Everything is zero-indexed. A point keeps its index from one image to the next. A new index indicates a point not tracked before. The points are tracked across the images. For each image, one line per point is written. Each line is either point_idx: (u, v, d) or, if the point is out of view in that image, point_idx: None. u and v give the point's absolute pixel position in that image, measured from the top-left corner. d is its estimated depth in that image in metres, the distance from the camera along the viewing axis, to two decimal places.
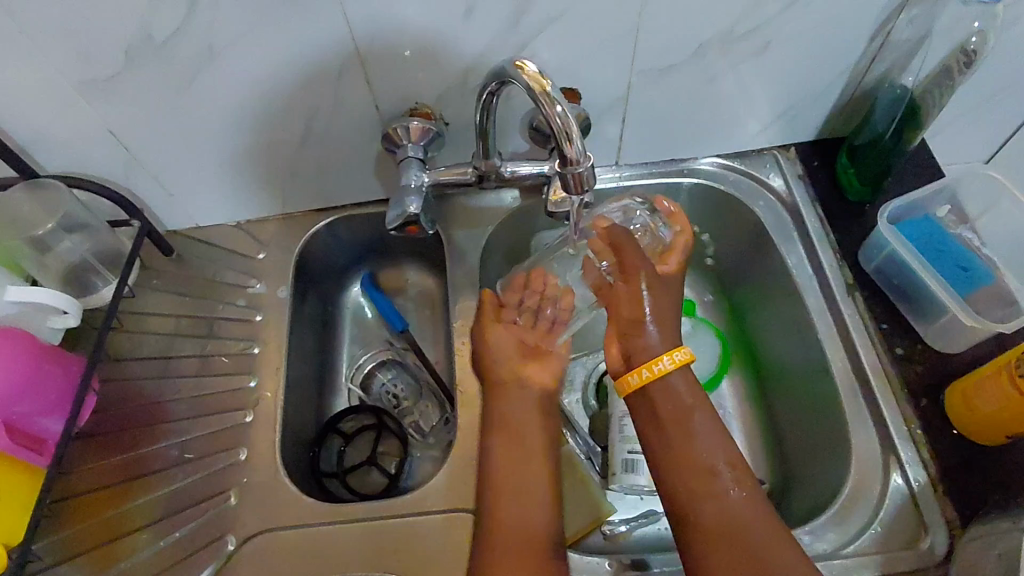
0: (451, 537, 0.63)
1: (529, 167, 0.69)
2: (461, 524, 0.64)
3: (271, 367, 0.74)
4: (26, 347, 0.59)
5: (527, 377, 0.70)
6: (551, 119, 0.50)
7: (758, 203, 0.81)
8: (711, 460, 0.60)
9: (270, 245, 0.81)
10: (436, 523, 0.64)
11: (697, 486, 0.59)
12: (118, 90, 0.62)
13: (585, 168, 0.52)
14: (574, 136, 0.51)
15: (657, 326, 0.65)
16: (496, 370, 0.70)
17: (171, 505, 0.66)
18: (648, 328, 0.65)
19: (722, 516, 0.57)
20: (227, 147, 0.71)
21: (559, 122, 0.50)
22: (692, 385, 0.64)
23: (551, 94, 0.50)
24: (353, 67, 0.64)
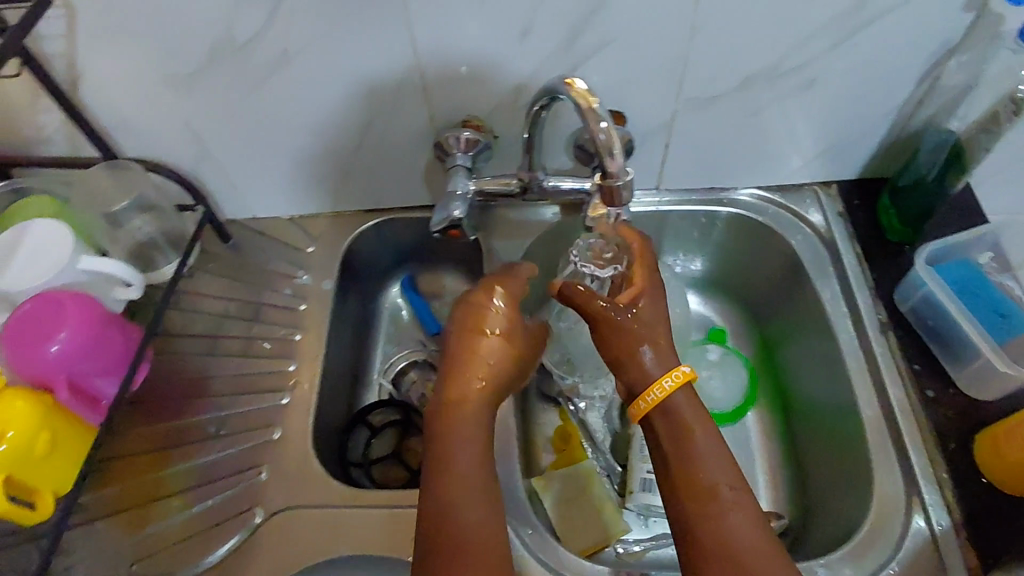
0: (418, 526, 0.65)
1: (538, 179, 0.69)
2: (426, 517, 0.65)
3: (310, 354, 0.78)
4: (95, 313, 0.63)
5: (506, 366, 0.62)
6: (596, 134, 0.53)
7: (796, 236, 0.82)
8: (707, 467, 0.54)
9: (318, 240, 0.86)
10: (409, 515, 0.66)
11: (692, 499, 0.54)
12: (196, 83, 0.68)
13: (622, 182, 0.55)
14: (615, 153, 0.53)
15: (651, 350, 0.60)
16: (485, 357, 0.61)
17: (203, 476, 0.69)
18: (646, 353, 0.60)
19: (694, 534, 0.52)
20: (288, 145, 0.76)
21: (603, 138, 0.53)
22: (696, 403, 0.58)
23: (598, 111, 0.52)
24: (412, 77, 0.68)
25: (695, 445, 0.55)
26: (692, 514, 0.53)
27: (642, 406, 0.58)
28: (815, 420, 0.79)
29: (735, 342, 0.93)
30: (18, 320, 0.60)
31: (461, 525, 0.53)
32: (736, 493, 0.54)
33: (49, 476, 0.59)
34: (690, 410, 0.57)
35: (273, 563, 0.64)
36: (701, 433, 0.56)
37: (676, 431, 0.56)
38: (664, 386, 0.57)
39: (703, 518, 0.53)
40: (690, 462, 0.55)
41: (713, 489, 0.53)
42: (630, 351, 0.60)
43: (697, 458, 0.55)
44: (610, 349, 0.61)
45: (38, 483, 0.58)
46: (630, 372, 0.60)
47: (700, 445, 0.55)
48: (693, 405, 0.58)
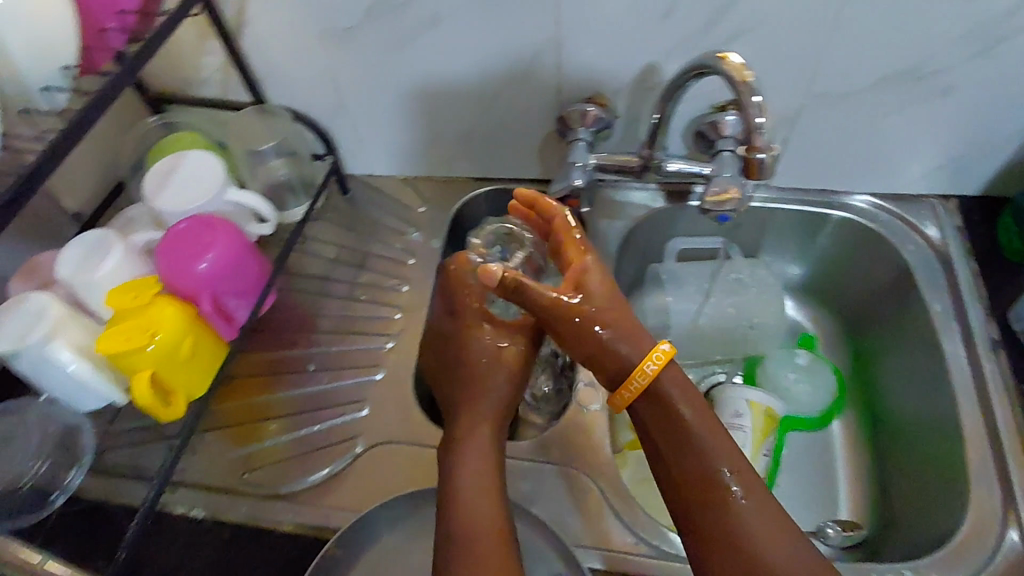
0: None
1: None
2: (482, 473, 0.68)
3: (416, 305, 0.82)
4: (237, 240, 0.68)
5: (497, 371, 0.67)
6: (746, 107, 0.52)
7: (907, 246, 0.82)
8: (711, 460, 0.54)
9: (430, 201, 0.90)
10: None
11: (700, 496, 0.54)
12: (348, 39, 0.73)
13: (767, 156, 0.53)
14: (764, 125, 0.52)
15: (606, 327, 0.59)
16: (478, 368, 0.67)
17: (308, 403, 0.74)
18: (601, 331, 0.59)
19: (708, 526, 0.53)
20: (418, 106, 0.81)
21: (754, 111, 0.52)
22: (686, 388, 0.57)
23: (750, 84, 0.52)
24: (547, 51, 0.71)
25: (697, 436, 0.55)
26: (704, 510, 0.54)
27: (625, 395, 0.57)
28: (903, 437, 0.80)
29: (827, 351, 0.93)
30: (174, 236, 0.66)
31: (468, 519, 0.55)
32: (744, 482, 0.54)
33: (186, 379, 0.64)
34: (683, 400, 0.56)
35: (362, 492, 0.68)
36: (700, 424, 0.56)
37: (675, 422, 0.56)
38: (644, 368, 0.56)
39: (714, 513, 0.53)
40: (691, 456, 0.55)
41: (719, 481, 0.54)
42: (601, 345, 0.59)
43: (700, 450, 0.55)
44: (579, 346, 0.60)
45: (175, 383, 0.64)
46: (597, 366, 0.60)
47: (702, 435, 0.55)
48: (686, 391, 0.57)
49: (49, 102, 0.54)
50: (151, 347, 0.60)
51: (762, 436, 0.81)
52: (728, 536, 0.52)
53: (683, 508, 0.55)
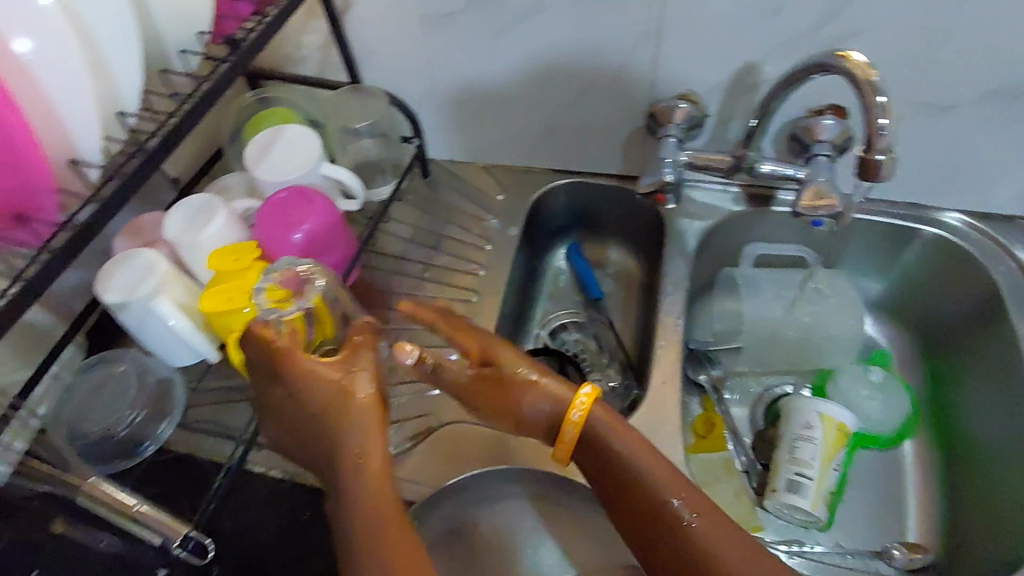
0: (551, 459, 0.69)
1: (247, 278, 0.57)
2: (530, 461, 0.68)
3: (493, 289, 0.83)
4: (332, 213, 0.71)
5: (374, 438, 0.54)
6: (870, 107, 0.52)
7: (999, 266, 0.79)
8: (650, 479, 0.57)
9: (508, 190, 0.91)
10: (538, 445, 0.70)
11: (657, 526, 0.56)
12: (452, 23, 0.74)
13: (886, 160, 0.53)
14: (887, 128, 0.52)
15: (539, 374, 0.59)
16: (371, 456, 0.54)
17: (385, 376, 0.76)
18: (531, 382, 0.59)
19: (669, 548, 0.56)
20: (509, 95, 0.82)
21: (878, 112, 0.52)
22: (610, 413, 0.59)
23: (875, 83, 0.51)
24: (646, 44, 0.71)
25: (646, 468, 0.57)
26: (660, 532, 0.56)
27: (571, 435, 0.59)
28: (978, 460, 0.79)
29: (900, 369, 0.91)
30: (273, 205, 0.69)
31: None
32: (681, 487, 0.56)
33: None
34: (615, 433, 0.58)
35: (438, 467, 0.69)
36: (631, 449, 0.57)
37: (606, 452, 0.58)
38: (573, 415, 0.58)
39: (672, 538, 0.56)
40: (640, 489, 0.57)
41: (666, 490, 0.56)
42: (517, 396, 0.59)
43: (640, 471, 0.57)
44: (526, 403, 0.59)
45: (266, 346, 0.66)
46: (510, 419, 0.61)
47: (637, 457, 0.57)
48: (613, 419, 0.59)
49: (184, 64, 0.60)
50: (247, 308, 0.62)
51: (834, 452, 0.78)
52: (692, 556, 0.55)
53: (642, 537, 0.57)
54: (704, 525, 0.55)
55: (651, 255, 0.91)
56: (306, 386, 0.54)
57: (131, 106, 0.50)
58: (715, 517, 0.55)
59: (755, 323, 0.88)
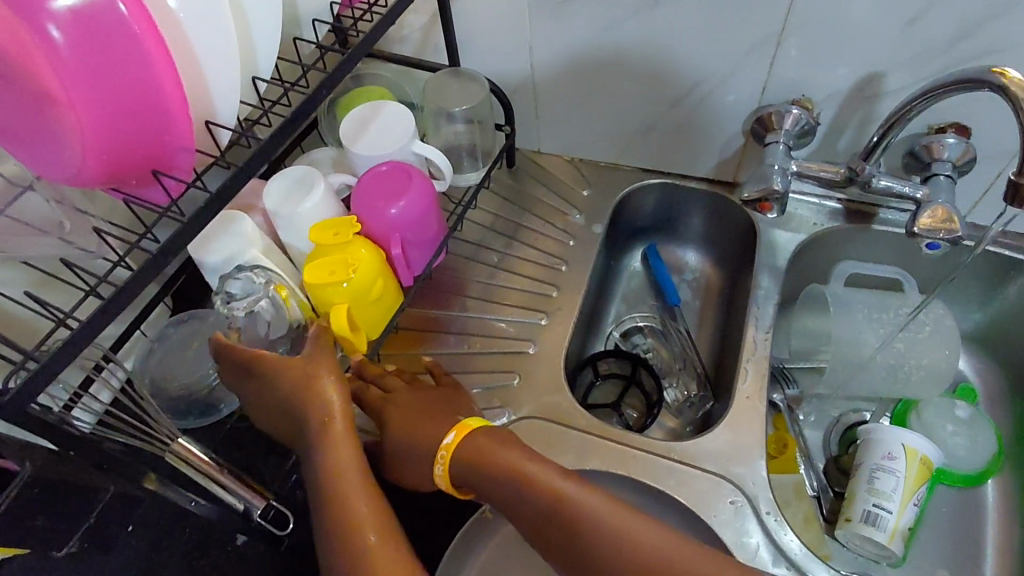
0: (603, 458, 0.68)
1: (243, 287, 0.62)
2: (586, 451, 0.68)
3: (572, 285, 0.81)
4: (429, 195, 0.69)
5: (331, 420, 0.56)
6: None
7: None
8: (550, 485, 0.55)
9: (594, 186, 0.89)
10: (592, 443, 0.69)
11: (566, 542, 0.54)
12: (563, 13, 0.72)
13: None
14: None
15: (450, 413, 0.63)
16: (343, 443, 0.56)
17: (462, 363, 0.75)
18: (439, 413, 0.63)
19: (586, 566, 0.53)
20: (606, 89, 0.80)
21: None
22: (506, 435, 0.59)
23: None
24: (767, 46, 0.68)
25: (524, 480, 0.56)
26: (566, 548, 0.54)
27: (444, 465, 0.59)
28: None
29: (988, 407, 0.87)
30: (374, 179, 0.68)
31: None
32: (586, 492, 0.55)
33: (369, 317, 0.67)
34: (504, 444, 0.58)
35: None
36: (515, 460, 0.57)
37: (494, 469, 0.57)
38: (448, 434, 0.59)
39: (573, 545, 0.53)
40: (529, 500, 0.55)
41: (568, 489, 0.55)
42: (401, 441, 0.62)
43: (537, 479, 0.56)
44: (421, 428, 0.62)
45: (362, 320, 0.66)
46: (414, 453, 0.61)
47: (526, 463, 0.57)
48: (505, 439, 0.58)
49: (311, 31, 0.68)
50: (346, 284, 0.63)
51: (915, 486, 0.74)
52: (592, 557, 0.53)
53: (544, 546, 0.55)
54: (622, 524, 0.53)
55: (735, 264, 0.88)
56: (276, 390, 0.57)
57: (263, 72, 0.52)
58: (602, 508, 0.54)
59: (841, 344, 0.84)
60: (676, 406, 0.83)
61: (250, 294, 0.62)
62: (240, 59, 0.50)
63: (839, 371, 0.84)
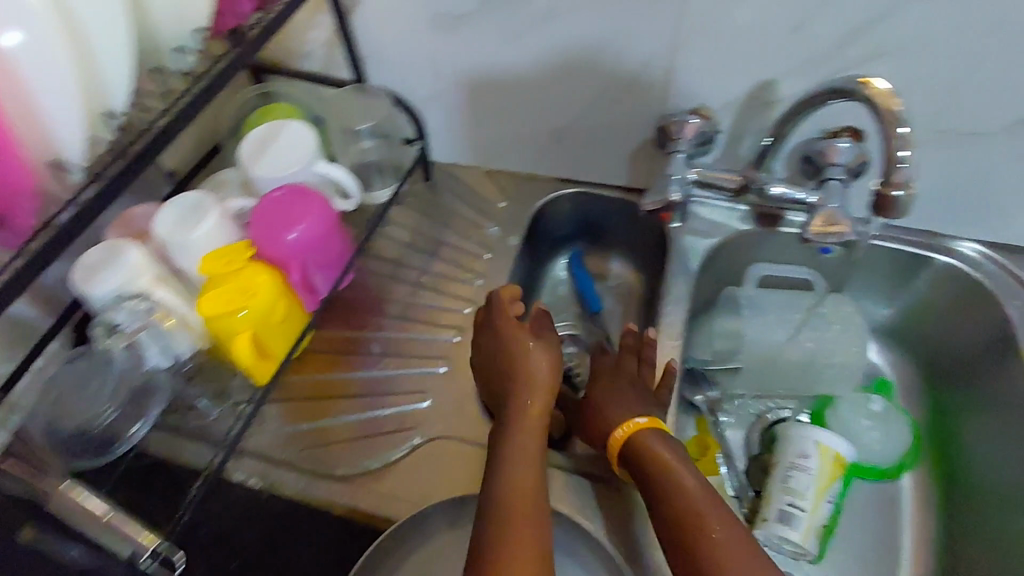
0: None
1: (129, 316, 0.63)
2: None
3: (488, 302, 0.81)
4: (328, 214, 0.68)
5: (531, 373, 0.64)
6: (891, 140, 0.49)
7: (1013, 300, 0.77)
8: (694, 491, 0.59)
9: (511, 197, 0.88)
10: None
11: (687, 536, 0.57)
12: (463, 26, 0.72)
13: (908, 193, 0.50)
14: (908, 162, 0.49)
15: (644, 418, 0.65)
16: (535, 385, 0.64)
17: (375, 385, 0.74)
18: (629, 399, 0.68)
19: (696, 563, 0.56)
20: (512, 99, 0.79)
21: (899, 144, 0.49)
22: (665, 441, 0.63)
23: (898, 114, 0.48)
24: (662, 55, 0.69)
25: (669, 476, 0.60)
26: (684, 536, 0.57)
27: (615, 447, 0.65)
28: (980, 494, 0.78)
29: (903, 400, 0.88)
30: (268, 205, 0.66)
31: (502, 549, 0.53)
32: (723, 518, 0.58)
33: (279, 343, 0.66)
34: (660, 446, 0.62)
35: (425, 478, 0.67)
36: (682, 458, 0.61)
37: (654, 458, 0.62)
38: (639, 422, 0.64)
39: (694, 540, 0.57)
40: (670, 495, 0.59)
41: (699, 500, 0.59)
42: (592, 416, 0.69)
43: (688, 485, 0.59)
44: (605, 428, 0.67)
45: (272, 347, 0.65)
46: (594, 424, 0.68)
47: (685, 463, 0.61)
48: (671, 446, 0.62)
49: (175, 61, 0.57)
50: (242, 313, 0.61)
51: (827, 483, 0.76)
52: (707, 556, 0.56)
53: (672, 540, 0.58)
54: (729, 535, 0.57)
55: (654, 270, 0.89)
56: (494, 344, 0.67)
57: (117, 107, 0.51)
58: (732, 537, 0.57)
59: (759, 345, 0.85)
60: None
61: (138, 326, 0.63)
62: (86, 97, 0.49)
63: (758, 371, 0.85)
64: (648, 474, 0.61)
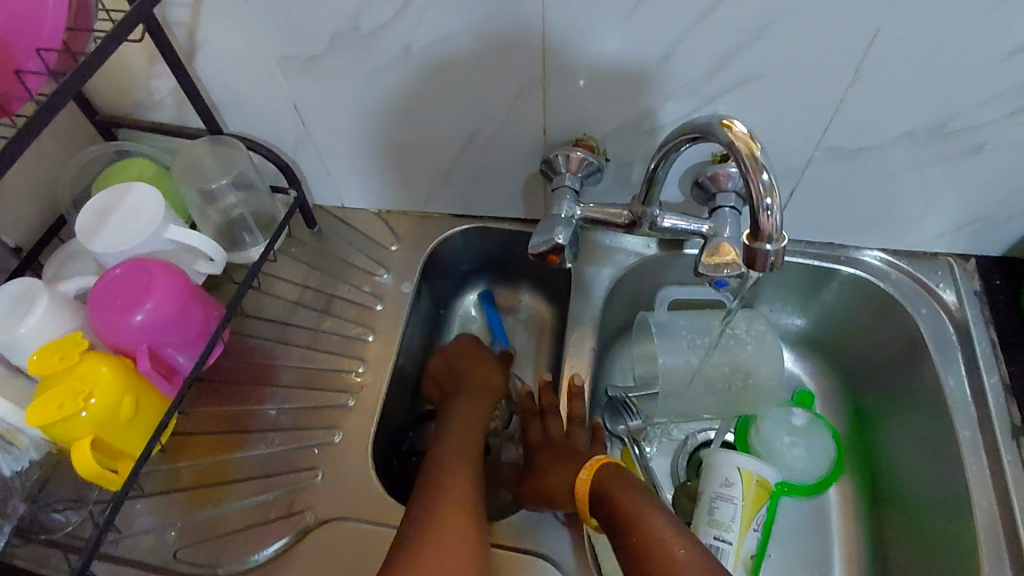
0: None
1: None
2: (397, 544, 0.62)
3: (381, 358, 0.75)
4: (181, 286, 0.62)
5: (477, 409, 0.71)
6: (754, 185, 0.46)
7: (920, 309, 0.74)
8: (651, 515, 0.56)
9: (403, 240, 0.83)
10: None
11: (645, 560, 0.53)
12: (314, 68, 0.65)
13: (777, 245, 0.48)
14: (773, 208, 0.47)
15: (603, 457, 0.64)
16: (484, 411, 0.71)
17: (259, 465, 0.67)
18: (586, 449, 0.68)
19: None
20: (386, 140, 0.73)
21: (761, 190, 0.46)
22: (616, 472, 0.62)
23: (759, 160, 0.46)
24: (533, 89, 0.64)
25: (622, 501, 0.58)
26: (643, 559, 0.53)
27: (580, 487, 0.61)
28: (901, 504, 0.75)
29: (824, 409, 0.85)
30: (107, 285, 0.60)
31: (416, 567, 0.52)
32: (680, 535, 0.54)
33: (132, 439, 0.59)
34: (613, 482, 0.60)
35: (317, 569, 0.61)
36: (638, 492, 0.58)
37: (608, 494, 0.59)
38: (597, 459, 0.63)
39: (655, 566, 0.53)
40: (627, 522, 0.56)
41: (658, 516, 0.56)
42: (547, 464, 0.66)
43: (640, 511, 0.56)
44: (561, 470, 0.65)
45: (123, 446, 0.58)
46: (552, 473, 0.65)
47: (639, 492, 0.58)
48: (624, 481, 0.60)
49: None
50: (85, 413, 0.54)
51: (753, 512, 0.73)
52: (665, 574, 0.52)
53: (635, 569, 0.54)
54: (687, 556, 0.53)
55: (562, 302, 0.85)
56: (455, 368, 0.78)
57: None
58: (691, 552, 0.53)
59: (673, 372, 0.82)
60: (505, 472, 0.77)
61: None
62: None
63: (675, 398, 0.82)
64: (604, 507, 0.59)
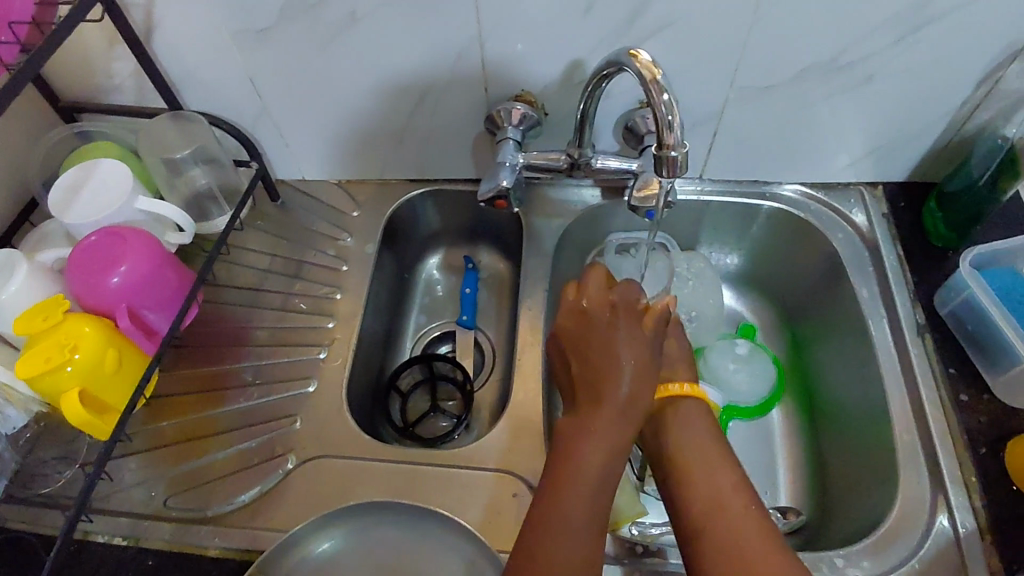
0: (393, 483, 0.67)
1: None
2: (379, 475, 0.67)
3: (349, 313, 0.80)
4: (154, 249, 0.66)
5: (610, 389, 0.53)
6: (658, 106, 0.53)
7: (837, 234, 0.82)
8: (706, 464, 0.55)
9: (364, 206, 0.87)
10: (385, 472, 0.67)
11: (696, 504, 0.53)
12: (265, 41, 0.70)
13: (680, 153, 0.56)
14: (675, 126, 0.55)
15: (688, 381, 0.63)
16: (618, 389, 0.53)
17: (241, 417, 0.72)
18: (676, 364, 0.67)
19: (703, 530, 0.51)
20: (339, 108, 0.78)
21: (664, 111, 0.54)
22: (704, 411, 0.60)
23: (660, 83, 0.53)
24: (471, 49, 0.70)
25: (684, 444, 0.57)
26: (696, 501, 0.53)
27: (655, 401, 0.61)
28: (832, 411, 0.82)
29: (765, 337, 0.93)
30: (84, 252, 0.64)
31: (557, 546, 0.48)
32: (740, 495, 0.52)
33: (117, 394, 0.63)
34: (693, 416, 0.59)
35: (301, 502, 0.66)
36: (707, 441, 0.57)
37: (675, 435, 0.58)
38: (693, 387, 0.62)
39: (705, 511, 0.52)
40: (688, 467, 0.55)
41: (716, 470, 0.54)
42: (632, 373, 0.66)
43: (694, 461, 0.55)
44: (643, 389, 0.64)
45: (109, 400, 0.62)
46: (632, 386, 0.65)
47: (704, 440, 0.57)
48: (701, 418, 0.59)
49: None
50: (70, 368, 0.58)
51: None
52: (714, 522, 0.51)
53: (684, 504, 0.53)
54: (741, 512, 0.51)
55: (517, 255, 0.90)
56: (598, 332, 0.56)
57: None
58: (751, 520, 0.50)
59: None
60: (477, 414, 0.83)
61: None
62: None
63: None
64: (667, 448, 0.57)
